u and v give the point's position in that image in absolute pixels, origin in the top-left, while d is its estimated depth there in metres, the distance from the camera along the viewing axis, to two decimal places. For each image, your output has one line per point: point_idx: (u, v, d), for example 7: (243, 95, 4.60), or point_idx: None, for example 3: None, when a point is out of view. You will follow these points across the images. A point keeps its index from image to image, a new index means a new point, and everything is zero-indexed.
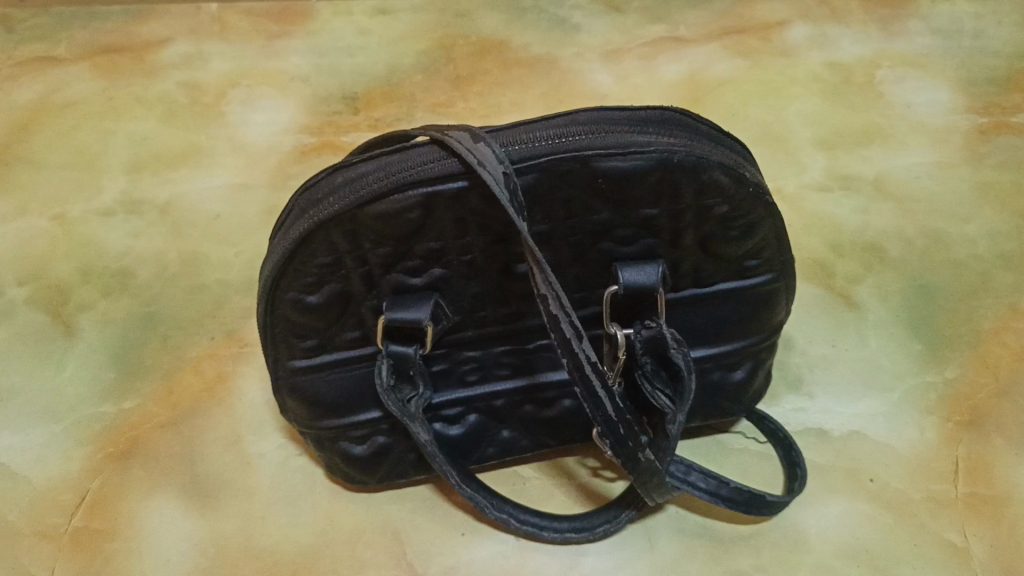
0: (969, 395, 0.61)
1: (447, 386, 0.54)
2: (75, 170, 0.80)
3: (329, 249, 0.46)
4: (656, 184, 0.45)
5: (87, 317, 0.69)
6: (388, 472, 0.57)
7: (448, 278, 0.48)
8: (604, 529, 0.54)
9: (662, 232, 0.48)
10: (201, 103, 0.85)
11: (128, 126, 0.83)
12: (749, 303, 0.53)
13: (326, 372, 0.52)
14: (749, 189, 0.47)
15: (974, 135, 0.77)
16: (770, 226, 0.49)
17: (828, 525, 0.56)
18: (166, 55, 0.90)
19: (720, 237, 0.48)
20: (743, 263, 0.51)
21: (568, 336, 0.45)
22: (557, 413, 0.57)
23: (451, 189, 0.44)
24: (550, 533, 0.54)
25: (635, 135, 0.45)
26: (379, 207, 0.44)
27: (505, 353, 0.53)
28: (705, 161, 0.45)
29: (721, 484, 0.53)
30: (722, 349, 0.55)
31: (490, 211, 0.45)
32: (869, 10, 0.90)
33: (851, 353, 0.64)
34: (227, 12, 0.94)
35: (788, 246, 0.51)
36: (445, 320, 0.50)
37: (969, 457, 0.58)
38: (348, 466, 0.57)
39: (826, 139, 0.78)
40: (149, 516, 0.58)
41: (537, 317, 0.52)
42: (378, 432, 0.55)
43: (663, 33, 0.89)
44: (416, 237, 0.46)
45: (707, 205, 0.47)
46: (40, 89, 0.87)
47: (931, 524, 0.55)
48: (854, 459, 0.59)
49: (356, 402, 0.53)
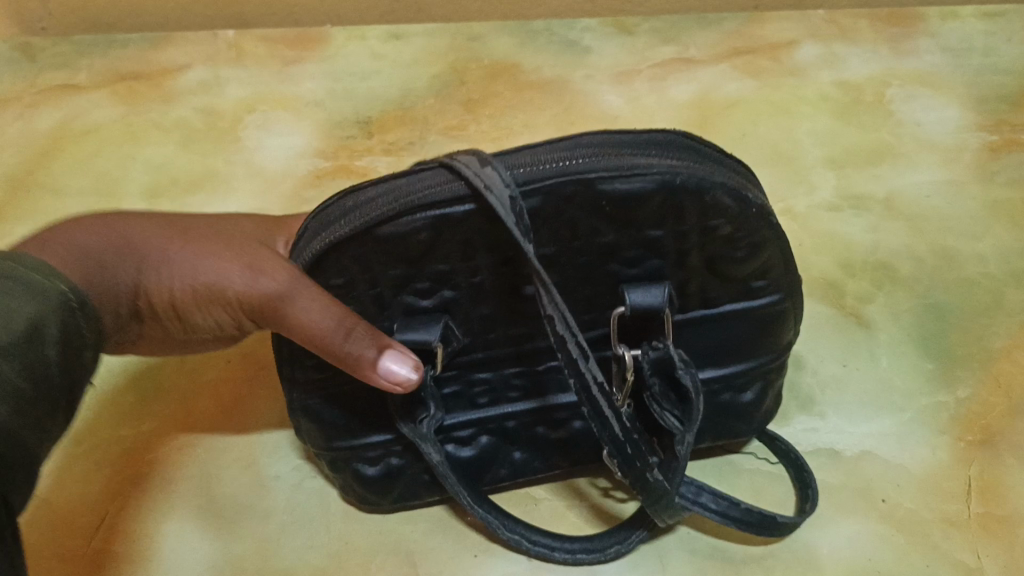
0: (981, 414, 0.62)
1: (461, 409, 0.55)
2: (94, 195, 0.81)
3: (342, 272, 0.47)
4: (662, 208, 0.46)
5: None
6: (402, 493, 0.58)
7: (458, 302, 0.49)
8: (615, 549, 0.55)
9: (667, 253, 0.48)
10: (218, 128, 0.86)
11: (147, 152, 0.84)
12: (757, 323, 0.53)
13: (339, 395, 0.53)
14: (753, 209, 0.47)
15: (986, 153, 0.77)
16: (774, 248, 0.50)
17: (841, 545, 0.56)
18: (183, 81, 0.91)
19: (725, 257, 0.49)
20: (748, 283, 0.51)
21: (575, 356, 0.46)
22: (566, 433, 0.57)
23: (459, 213, 0.45)
24: (562, 554, 0.54)
25: (638, 157, 0.45)
26: (387, 232, 0.45)
27: (515, 374, 0.54)
28: (707, 183, 0.45)
29: (734, 505, 0.53)
30: (733, 367, 0.55)
31: (497, 234, 0.46)
32: (879, 29, 0.89)
33: (862, 372, 0.65)
34: (243, 37, 0.95)
35: (793, 266, 0.51)
36: (455, 342, 0.50)
37: (981, 477, 0.59)
38: (360, 489, 0.57)
39: (836, 158, 0.78)
40: (166, 538, 0.59)
41: (547, 338, 0.52)
42: (392, 454, 0.56)
43: (673, 54, 0.89)
44: (424, 260, 0.47)
45: (710, 227, 0.47)
46: (61, 116, 0.88)
47: (944, 545, 0.56)
48: (866, 480, 0.59)
49: (369, 423, 0.54)
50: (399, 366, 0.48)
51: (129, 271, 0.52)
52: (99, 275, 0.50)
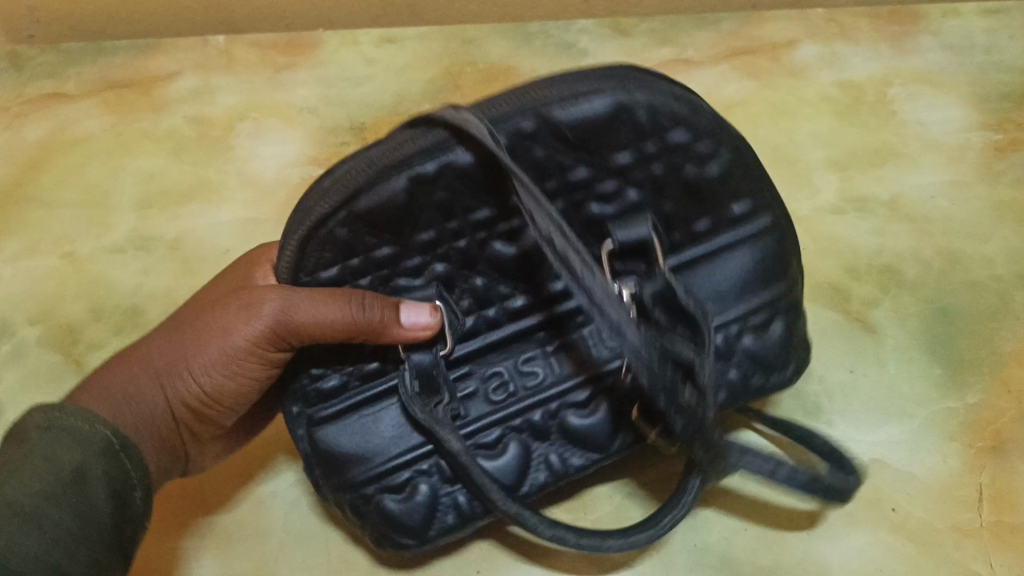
0: (991, 419, 0.61)
1: (475, 408, 0.54)
2: (83, 207, 0.79)
3: (338, 245, 0.48)
4: (625, 121, 0.47)
5: (98, 356, 0.70)
6: (427, 523, 0.53)
7: (459, 259, 0.50)
8: (671, 517, 0.50)
9: (643, 169, 0.49)
10: (210, 137, 0.84)
11: (137, 161, 0.82)
12: (754, 257, 0.53)
13: (350, 419, 0.53)
14: (705, 117, 0.49)
15: (990, 152, 0.76)
16: (738, 161, 0.51)
17: (850, 556, 0.56)
18: (173, 90, 0.87)
19: (696, 176, 0.50)
20: (729, 195, 0.52)
21: (580, 264, 0.44)
22: (589, 437, 0.54)
23: (438, 160, 0.46)
24: (613, 543, 0.49)
25: (591, 81, 0.47)
26: (371, 188, 0.46)
27: (527, 360, 0.54)
28: (660, 96, 0.47)
29: (777, 467, 0.46)
30: (747, 339, 0.54)
31: (482, 181, 0.47)
32: (878, 28, 0.87)
33: (869, 379, 0.63)
34: (234, 44, 0.90)
35: (761, 180, 0.53)
36: (456, 313, 0.52)
37: (993, 484, 0.58)
38: (379, 522, 0.53)
39: (838, 160, 0.77)
40: (164, 562, 0.58)
41: (546, 311, 0.53)
42: (417, 478, 0.53)
43: (671, 56, 0.87)
44: (411, 224, 0.48)
45: (674, 138, 0.49)
46: (48, 128, 0.85)
47: (956, 555, 0.56)
48: (876, 489, 0.59)
49: (385, 446, 0.53)
50: (421, 317, 0.49)
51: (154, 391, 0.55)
52: (129, 410, 0.53)
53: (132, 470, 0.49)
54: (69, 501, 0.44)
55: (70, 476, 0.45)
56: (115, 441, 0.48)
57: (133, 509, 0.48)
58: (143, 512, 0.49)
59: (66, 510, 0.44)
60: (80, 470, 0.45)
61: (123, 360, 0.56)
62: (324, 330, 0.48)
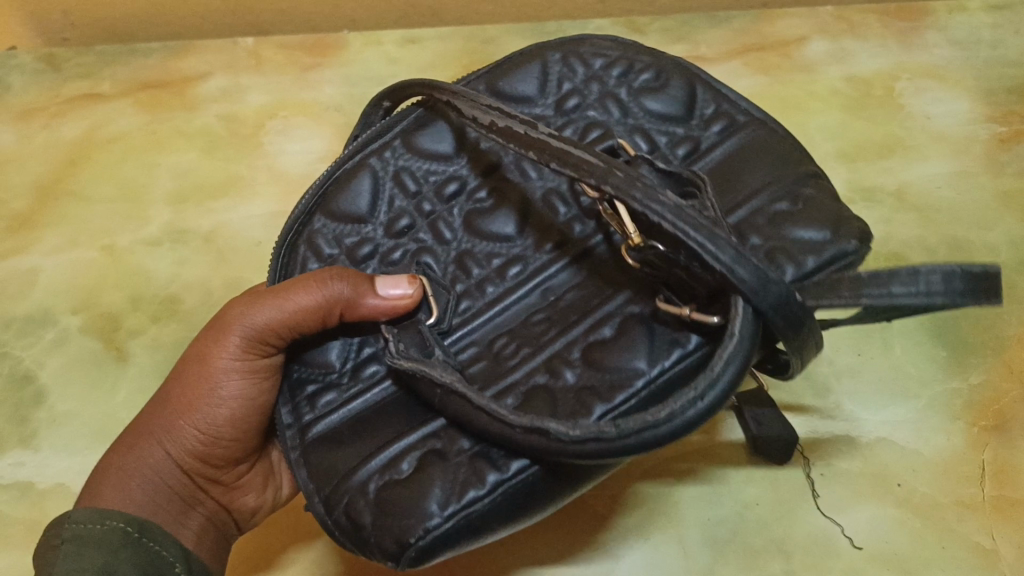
0: (994, 399, 0.63)
1: (490, 378, 0.46)
2: (120, 202, 0.82)
3: (327, 241, 0.52)
4: (558, 70, 0.54)
5: (137, 342, 0.73)
6: (445, 497, 0.40)
7: (436, 227, 0.52)
8: (726, 357, 0.34)
9: (596, 105, 0.53)
10: (240, 135, 0.87)
11: (171, 159, 0.85)
12: (760, 155, 0.49)
13: (339, 413, 0.48)
14: (634, 52, 0.54)
15: (995, 144, 0.78)
16: (694, 80, 0.53)
17: (857, 528, 0.58)
18: (205, 89, 0.90)
19: (653, 97, 0.52)
20: (702, 114, 0.51)
21: (522, 129, 0.41)
22: (618, 375, 0.41)
23: (396, 137, 0.54)
24: (653, 413, 0.35)
25: (510, 61, 0.55)
26: (344, 175, 0.53)
27: (539, 314, 0.49)
28: (573, 50, 0.55)
29: (856, 285, 0.34)
30: (792, 232, 0.43)
31: (440, 148, 0.53)
32: (887, 25, 0.89)
33: (876, 361, 0.66)
34: (262, 45, 0.94)
35: (730, 94, 0.52)
36: (447, 268, 0.51)
37: (995, 461, 0.61)
38: (381, 516, 0.41)
39: (847, 152, 0.79)
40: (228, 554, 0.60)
41: (545, 255, 0.50)
42: (414, 445, 0.44)
43: (684, 53, 0.89)
44: (380, 201, 0.53)
45: (614, 80, 0.54)
46: (84, 126, 0.88)
47: (960, 528, 0.58)
48: (882, 466, 0.61)
49: (382, 422, 0.47)
50: (398, 288, 0.48)
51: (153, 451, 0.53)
52: (133, 476, 0.52)
53: (160, 550, 0.49)
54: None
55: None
56: (132, 530, 0.48)
57: None
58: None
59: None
60: (108, 569, 0.45)
61: (114, 450, 0.54)
62: (300, 320, 0.48)
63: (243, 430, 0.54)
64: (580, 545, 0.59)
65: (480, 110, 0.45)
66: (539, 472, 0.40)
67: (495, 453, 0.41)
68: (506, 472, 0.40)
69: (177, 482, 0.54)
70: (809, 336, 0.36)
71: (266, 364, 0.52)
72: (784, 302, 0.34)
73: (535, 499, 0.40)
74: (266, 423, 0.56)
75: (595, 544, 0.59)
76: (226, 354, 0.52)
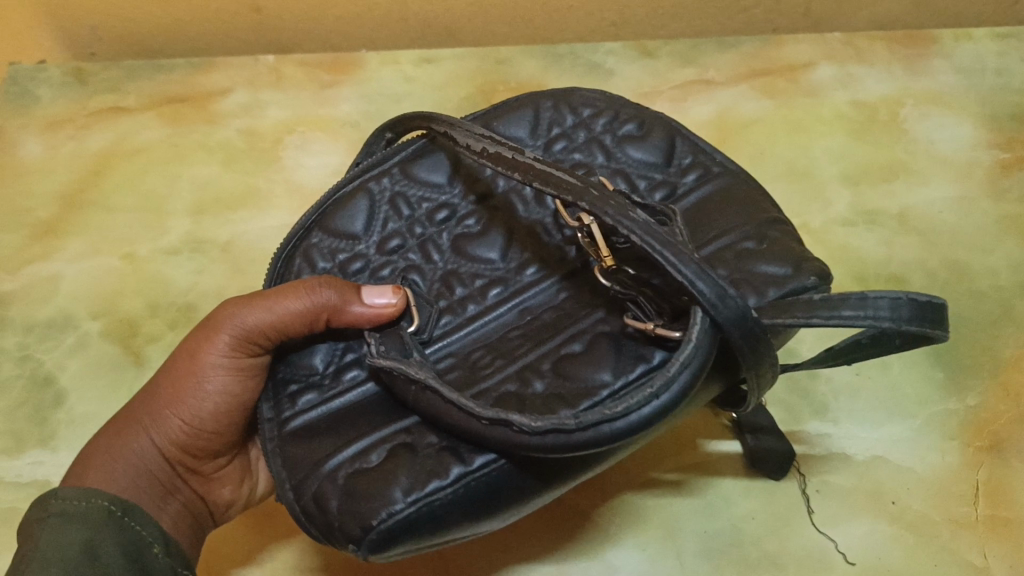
0: (989, 421, 0.64)
1: (463, 384, 0.48)
2: (142, 212, 0.85)
3: (322, 254, 0.56)
4: (549, 116, 0.58)
5: (154, 347, 0.75)
6: (409, 485, 0.43)
7: (425, 248, 0.56)
8: (681, 362, 0.39)
9: (583, 149, 0.57)
10: (259, 149, 0.89)
11: (192, 170, 0.88)
12: (730, 204, 0.53)
13: (319, 408, 0.51)
14: (621, 105, 0.59)
15: (997, 169, 0.80)
16: (674, 133, 0.57)
17: (850, 543, 0.59)
18: (226, 104, 0.93)
19: (636, 145, 0.56)
20: (679, 163, 0.55)
21: (509, 155, 0.46)
22: (583, 385, 0.44)
23: (393, 165, 0.58)
24: (614, 410, 0.39)
25: (506, 103, 0.60)
26: (342, 197, 0.57)
27: (514, 333, 0.52)
28: (565, 98, 0.59)
29: (809, 307, 0.40)
30: (757, 266, 0.47)
31: (434, 176, 0.57)
32: (894, 51, 0.91)
33: (874, 380, 0.67)
34: (282, 62, 0.97)
35: (708, 149, 0.56)
36: (432, 288, 0.55)
37: (989, 481, 0.62)
38: (348, 501, 0.45)
39: (850, 175, 0.81)
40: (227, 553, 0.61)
41: (530, 276, 0.54)
42: (390, 436, 0.48)
43: (693, 75, 0.91)
44: (374, 222, 0.56)
45: (601, 128, 0.58)
46: (109, 138, 0.91)
47: (952, 545, 0.59)
48: (877, 483, 0.62)
49: (359, 414, 0.50)
50: (383, 298, 0.51)
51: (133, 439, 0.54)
52: (114, 461, 0.53)
53: (141, 530, 0.50)
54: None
55: (82, 552, 0.46)
56: (115, 509, 0.50)
57: (156, 563, 0.49)
58: (171, 567, 0.50)
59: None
60: (90, 544, 0.46)
61: (96, 439, 0.55)
62: (290, 325, 0.51)
63: (225, 424, 0.56)
64: (576, 556, 0.60)
65: (473, 138, 0.49)
66: (503, 466, 0.44)
67: (462, 448, 0.44)
68: (470, 465, 0.43)
69: (157, 469, 0.55)
70: (768, 354, 0.40)
71: (253, 364, 0.54)
72: (741, 319, 0.39)
73: (498, 491, 0.44)
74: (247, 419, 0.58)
75: (591, 553, 0.60)
76: (213, 351, 0.53)
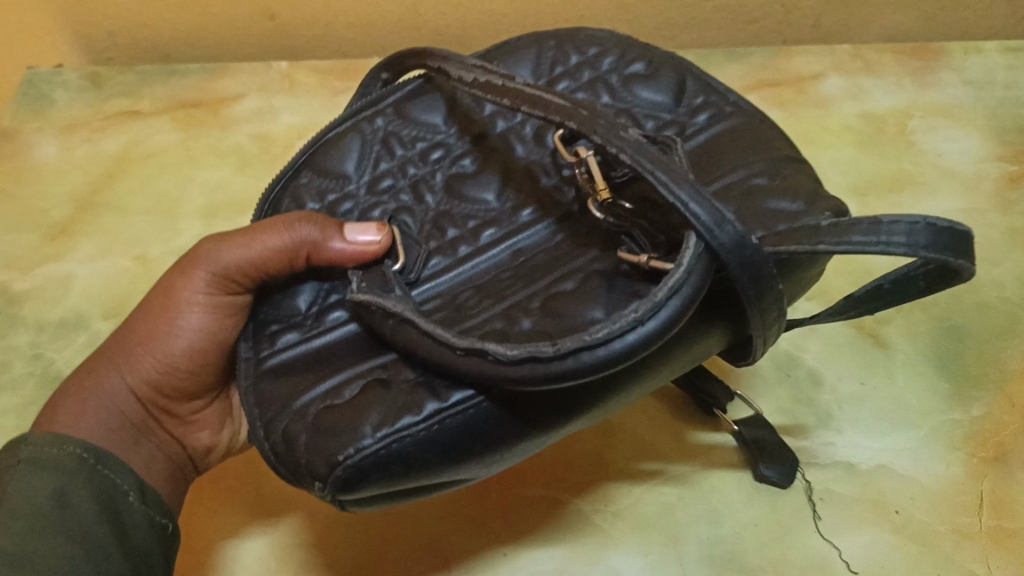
0: (993, 432, 0.64)
1: (453, 319, 0.48)
2: (154, 215, 0.86)
3: (310, 195, 0.56)
4: (552, 55, 0.59)
5: None
6: (379, 421, 0.42)
7: (417, 188, 0.56)
8: (666, 291, 0.39)
9: (585, 88, 0.58)
10: (271, 154, 0.90)
11: (204, 174, 0.89)
12: (744, 141, 0.53)
13: (297, 346, 0.51)
14: (627, 44, 0.60)
15: (1004, 182, 0.80)
16: (680, 71, 0.58)
17: (853, 552, 0.59)
18: (239, 109, 0.94)
19: (641, 82, 0.57)
20: (689, 103, 0.56)
21: (501, 84, 0.48)
22: (573, 321, 0.42)
23: (388, 105, 0.59)
24: (592, 334, 0.39)
25: (507, 45, 0.61)
26: (334, 136, 0.58)
27: (507, 273, 0.51)
28: (571, 35, 0.60)
29: (817, 235, 0.42)
30: (767, 203, 0.48)
31: (429, 117, 0.58)
32: (903, 63, 0.91)
33: (879, 390, 0.67)
34: (295, 69, 0.98)
35: (718, 91, 0.57)
36: (421, 226, 0.54)
37: (993, 492, 0.62)
38: (318, 437, 0.44)
39: (858, 186, 0.81)
40: (229, 543, 0.62)
41: (525, 216, 0.54)
42: (370, 374, 0.47)
43: None
44: (364, 160, 0.57)
45: (607, 68, 0.59)
46: (123, 141, 0.92)
47: (956, 556, 0.59)
48: (880, 492, 0.62)
49: (337, 354, 0.50)
50: (366, 235, 0.50)
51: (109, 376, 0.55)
52: (88, 399, 0.54)
53: (114, 477, 0.50)
54: (59, 526, 0.46)
55: (52, 503, 0.46)
56: (88, 457, 0.49)
57: (132, 513, 0.50)
58: (147, 514, 0.51)
59: (58, 537, 0.45)
60: (62, 494, 0.47)
61: (74, 377, 0.56)
62: (270, 261, 0.52)
63: (202, 364, 0.57)
64: (577, 558, 0.60)
65: (467, 69, 0.51)
66: (481, 404, 0.42)
67: (438, 384, 0.43)
68: (445, 402, 0.42)
69: (132, 408, 0.56)
70: (771, 287, 0.41)
71: (232, 303, 0.55)
72: (736, 246, 0.39)
73: (478, 429, 0.42)
74: (225, 361, 0.59)
75: (592, 556, 0.60)
76: (193, 287, 0.55)
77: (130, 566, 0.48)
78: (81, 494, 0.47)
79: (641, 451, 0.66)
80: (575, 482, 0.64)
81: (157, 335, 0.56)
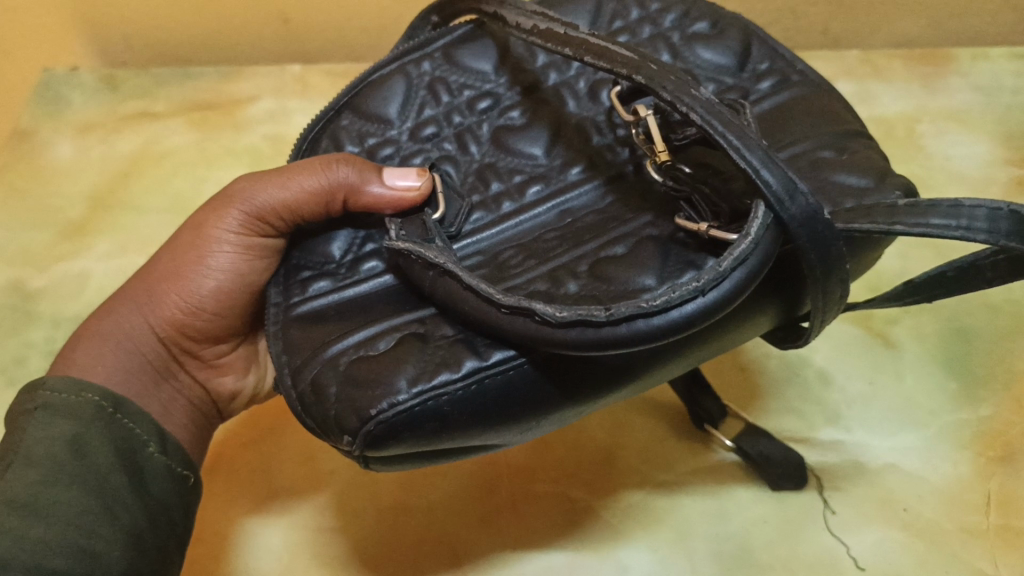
0: (1002, 431, 0.64)
1: (495, 278, 0.48)
2: (169, 214, 0.87)
3: (351, 137, 0.56)
4: (612, 7, 0.58)
5: None
6: (415, 376, 0.42)
7: (462, 138, 0.55)
8: (732, 261, 0.37)
9: (646, 45, 0.56)
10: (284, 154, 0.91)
11: (218, 174, 0.90)
12: (806, 112, 0.52)
13: (332, 296, 0.51)
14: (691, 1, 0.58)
15: (1012, 186, 0.80)
16: (747, 33, 0.56)
17: (861, 549, 0.60)
18: (253, 111, 0.95)
19: (705, 41, 0.56)
20: (753, 69, 0.55)
21: (560, 32, 0.45)
22: (624, 288, 0.42)
23: (436, 50, 0.57)
24: (651, 301, 0.37)
25: None
26: (379, 77, 0.57)
27: (552, 233, 0.51)
28: None
29: (892, 215, 0.40)
30: (836, 177, 0.47)
31: (480, 65, 0.57)
32: (911, 69, 0.92)
33: (888, 390, 0.68)
34: (309, 72, 0.99)
35: (788, 59, 0.56)
36: (466, 178, 0.54)
37: (1001, 491, 0.62)
38: (348, 388, 0.43)
39: None
40: (242, 536, 0.62)
41: (571, 176, 0.53)
42: (407, 328, 0.46)
43: None
44: (410, 105, 0.56)
45: (669, 25, 0.57)
46: (139, 142, 0.93)
47: (964, 554, 0.59)
48: (889, 490, 0.63)
49: (371, 304, 0.50)
50: (406, 181, 0.51)
51: (134, 315, 0.56)
52: (113, 337, 0.55)
53: (133, 428, 0.50)
54: (77, 474, 0.45)
55: (68, 451, 0.46)
56: (107, 405, 0.49)
57: (151, 466, 0.50)
58: (166, 467, 0.51)
59: (73, 485, 0.45)
60: (78, 442, 0.46)
61: (99, 313, 0.57)
62: (304, 203, 0.53)
63: (229, 308, 0.59)
64: (586, 553, 0.61)
65: (525, 16, 0.49)
66: (523, 367, 0.42)
67: (479, 343, 0.43)
68: (486, 360, 0.42)
69: (155, 349, 0.57)
70: (836, 271, 0.40)
71: (262, 244, 0.57)
72: (807, 220, 0.38)
73: (520, 391, 0.42)
74: (251, 307, 0.60)
75: (603, 551, 0.61)
76: (224, 226, 0.57)
77: (148, 517, 0.48)
78: (99, 443, 0.47)
79: (652, 450, 0.66)
80: (586, 478, 0.65)
81: (185, 275, 0.57)
